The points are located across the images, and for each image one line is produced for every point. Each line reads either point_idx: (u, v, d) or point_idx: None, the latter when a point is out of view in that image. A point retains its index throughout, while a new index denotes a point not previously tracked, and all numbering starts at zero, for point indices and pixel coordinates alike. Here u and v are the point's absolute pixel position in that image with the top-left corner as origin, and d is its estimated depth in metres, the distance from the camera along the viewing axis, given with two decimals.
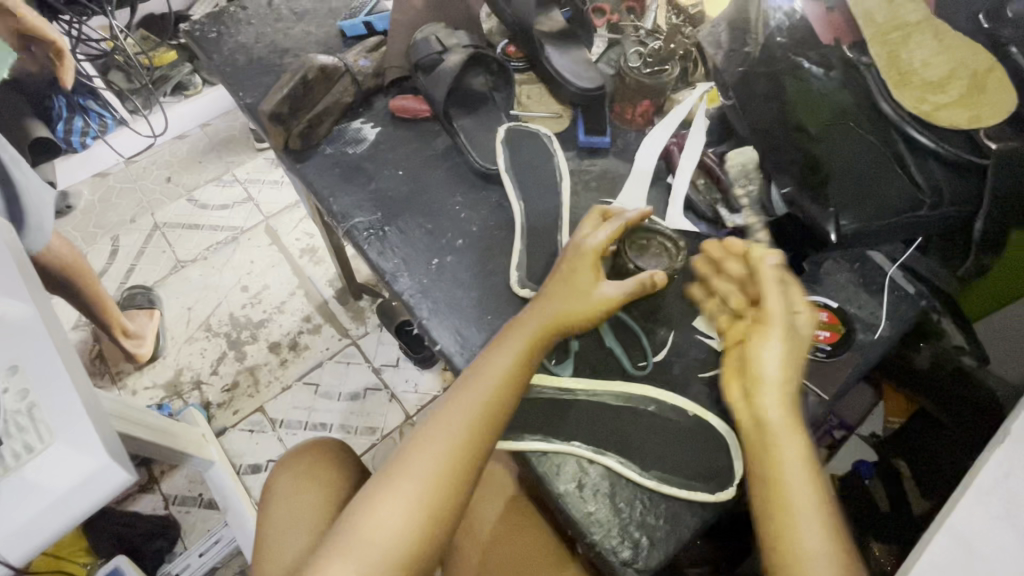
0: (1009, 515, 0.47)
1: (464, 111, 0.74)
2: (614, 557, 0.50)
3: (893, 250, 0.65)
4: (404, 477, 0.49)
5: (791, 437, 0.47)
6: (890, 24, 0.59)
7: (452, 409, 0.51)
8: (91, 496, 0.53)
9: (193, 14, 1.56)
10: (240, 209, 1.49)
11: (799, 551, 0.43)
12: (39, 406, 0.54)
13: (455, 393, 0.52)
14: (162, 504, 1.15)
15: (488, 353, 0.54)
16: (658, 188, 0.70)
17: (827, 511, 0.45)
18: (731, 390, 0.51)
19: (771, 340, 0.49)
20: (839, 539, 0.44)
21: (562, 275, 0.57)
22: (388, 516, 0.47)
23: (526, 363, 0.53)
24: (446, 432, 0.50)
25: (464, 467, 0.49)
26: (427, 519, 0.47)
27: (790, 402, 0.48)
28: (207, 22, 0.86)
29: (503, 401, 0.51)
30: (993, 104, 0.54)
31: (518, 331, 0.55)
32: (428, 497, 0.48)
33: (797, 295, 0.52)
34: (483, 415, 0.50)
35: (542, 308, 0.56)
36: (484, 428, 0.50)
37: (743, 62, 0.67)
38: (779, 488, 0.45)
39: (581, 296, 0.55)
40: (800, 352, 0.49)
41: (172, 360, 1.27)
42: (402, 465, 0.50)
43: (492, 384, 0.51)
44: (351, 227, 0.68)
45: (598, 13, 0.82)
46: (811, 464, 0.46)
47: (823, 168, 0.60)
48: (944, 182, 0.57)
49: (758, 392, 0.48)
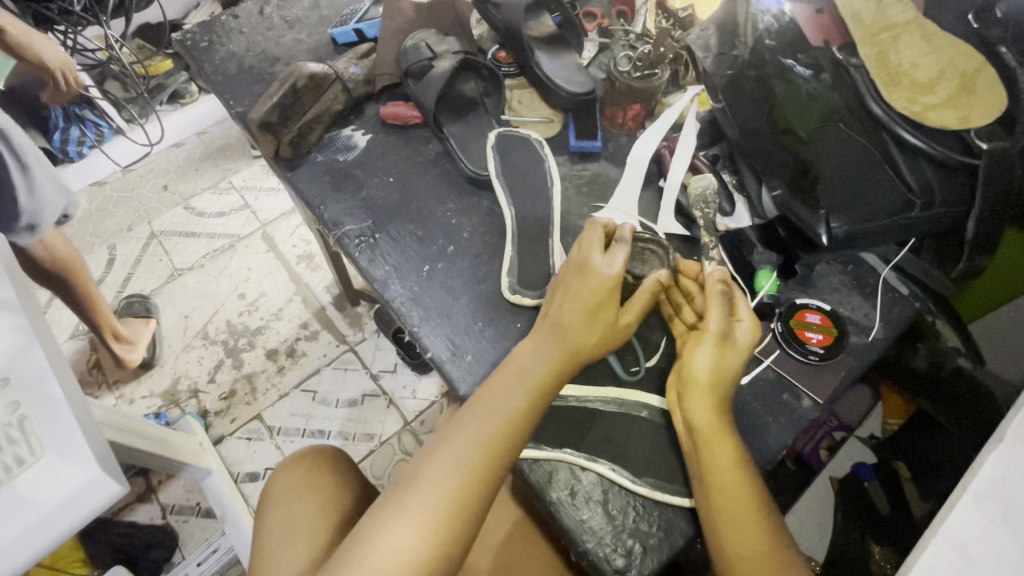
0: (1006, 519, 0.47)
1: (453, 117, 0.74)
2: (607, 564, 0.49)
3: (886, 251, 0.64)
4: (411, 508, 0.45)
5: (724, 439, 0.49)
6: (878, 25, 0.59)
7: (463, 436, 0.49)
8: (83, 509, 0.52)
9: (188, 23, 1.56)
10: (236, 216, 1.49)
11: (731, 545, 0.46)
12: (30, 419, 0.54)
13: (466, 420, 0.50)
14: (159, 513, 1.15)
15: (502, 380, 0.52)
16: (650, 191, 0.69)
17: (761, 507, 0.47)
18: (671, 394, 0.54)
19: (703, 348, 0.52)
20: (771, 534, 0.46)
21: (571, 295, 0.55)
22: (397, 544, 0.44)
23: (542, 394, 0.51)
24: (457, 461, 0.47)
25: (474, 500, 0.46)
26: (438, 552, 0.44)
27: (718, 406, 0.51)
28: (198, 31, 0.86)
29: (516, 433, 0.49)
30: (983, 105, 0.54)
31: (529, 358, 0.53)
32: (438, 529, 0.45)
33: (740, 306, 0.54)
34: (496, 446, 0.48)
35: (554, 332, 0.54)
36: (497, 460, 0.48)
37: (731, 66, 0.66)
38: (712, 488, 0.48)
39: (594, 319, 0.54)
40: (733, 361, 0.52)
41: (169, 369, 1.27)
42: (408, 494, 0.46)
43: (506, 413, 0.50)
44: (342, 235, 0.68)
45: (589, 17, 0.82)
46: (740, 462, 0.49)
47: (812, 170, 0.60)
48: (936, 182, 0.57)
49: (689, 395, 0.51)
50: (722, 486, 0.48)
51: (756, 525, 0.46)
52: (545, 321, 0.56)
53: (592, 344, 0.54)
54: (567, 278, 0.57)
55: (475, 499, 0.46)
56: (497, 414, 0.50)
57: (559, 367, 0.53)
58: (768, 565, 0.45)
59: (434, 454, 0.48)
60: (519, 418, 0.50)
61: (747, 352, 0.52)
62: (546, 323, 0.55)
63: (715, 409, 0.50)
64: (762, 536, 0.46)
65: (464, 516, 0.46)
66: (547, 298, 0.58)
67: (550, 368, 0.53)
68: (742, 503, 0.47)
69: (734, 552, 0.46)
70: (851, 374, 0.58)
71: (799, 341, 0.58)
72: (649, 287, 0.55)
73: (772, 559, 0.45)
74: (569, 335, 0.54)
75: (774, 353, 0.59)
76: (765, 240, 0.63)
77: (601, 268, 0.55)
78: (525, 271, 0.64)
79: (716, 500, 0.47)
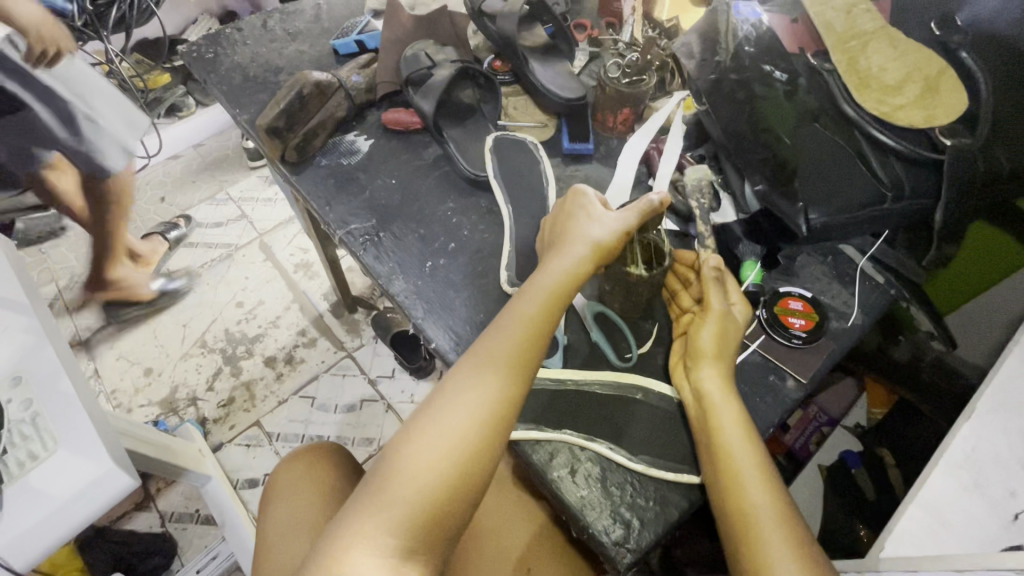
0: (977, 485, 0.51)
1: (453, 122, 0.77)
2: (606, 537, 0.51)
3: (863, 244, 0.68)
4: (429, 432, 0.47)
5: (730, 409, 0.53)
6: (848, 33, 0.64)
7: (476, 363, 0.51)
8: (95, 502, 0.52)
9: (188, 38, 1.60)
10: (234, 226, 1.51)
11: (746, 511, 0.49)
12: (43, 415, 0.55)
13: (477, 348, 0.52)
14: (158, 521, 1.15)
15: (514, 304, 0.54)
16: (639, 191, 0.73)
17: (765, 467, 0.51)
18: (677, 373, 0.58)
19: (706, 326, 0.57)
20: (775, 492, 0.50)
21: (568, 225, 0.59)
22: (415, 467, 0.46)
23: (549, 316, 0.54)
24: (471, 387, 0.49)
25: (492, 423, 0.48)
26: (454, 472, 0.46)
27: (727, 375, 0.55)
28: (203, 44, 0.89)
29: (527, 357, 0.51)
30: (946, 105, 0.60)
31: (534, 286, 0.55)
32: (453, 450, 0.47)
33: (731, 289, 0.60)
34: (509, 370, 0.50)
35: (556, 256, 0.57)
36: (513, 382, 0.50)
37: (714, 71, 0.70)
38: (719, 450, 0.51)
39: (590, 239, 0.57)
40: (735, 337, 0.57)
41: (168, 377, 1.27)
42: (425, 423, 0.48)
43: (516, 339, 0.52)
44: (347, 233, 0.71)
45: (581, 28, 0.87)
46: (745, 426, 0.53)
47: (790, 164, 0.63)
48: (905, 176, 0.61)
49: (698, 368, 0.56)
50: (725, 451, 0.51)
51: (760, 484, 0.50)
52: (546, 256, 0.59)
53: (594, 261, 0.56)
54: (565, 214, 0.61)
55: (493, 421, 0.48)
56: (507, 337, 0.52)
57: (565, 288, 0.55)
58: (781, 526, 0.48)
59: (449, 383, 0.51)
60: (529, 340, 0.52)
61: (740, 330, 0.58)
62: (549, 252, 0.59)
63: (725, 378, 0.55)
64: (766, 493, 0.49)
65: (480, 437, 0.48)
66: (546, 240, 0.62)
67: (556, 288, 0.55)
68: (746, 464, 0.50)
69: (739, 508, 0.49)
70: (833, 356, 0.61)
71: (782, 325, 0.62)
72: (642, 209, 0.58)
73: (776, 515, 0.48)
74: (570, 261, 0.56)
75: (759, 338, 0.63)
76: (750, 233, 0.67)
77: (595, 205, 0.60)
78: (523, 265, 0.66)
79: (722, 461, 0.51)
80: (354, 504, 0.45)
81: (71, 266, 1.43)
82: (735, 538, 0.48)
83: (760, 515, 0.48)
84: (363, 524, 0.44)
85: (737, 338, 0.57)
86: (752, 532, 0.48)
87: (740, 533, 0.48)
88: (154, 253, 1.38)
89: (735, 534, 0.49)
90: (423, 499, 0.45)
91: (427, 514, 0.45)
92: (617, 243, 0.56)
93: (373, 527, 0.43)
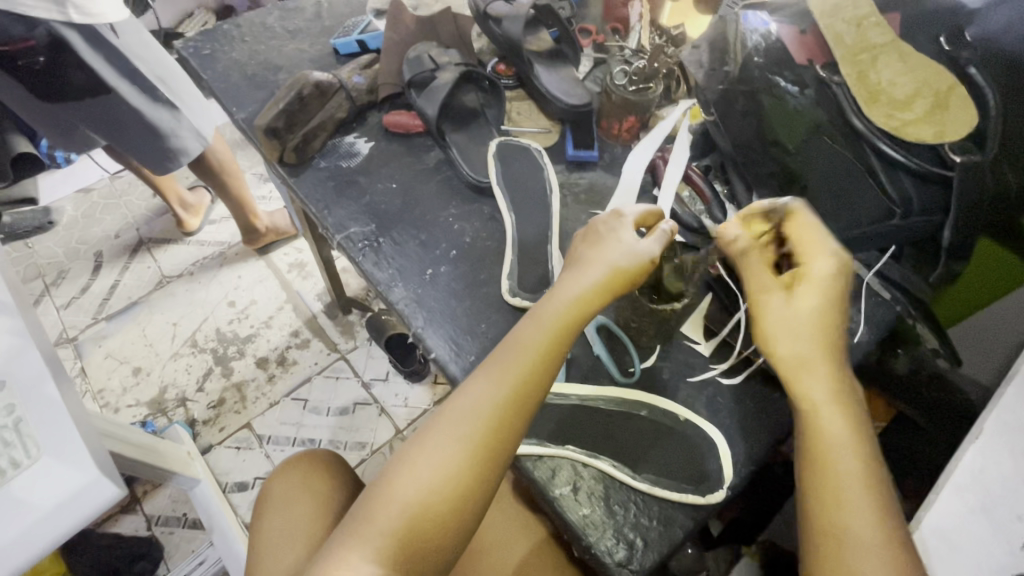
0: (984, 508, 0.51)
1: (455, 126, 0.76)
2: (609, 558, 0.51)
3: (869, 259, 0.69)
4: (423, 457, 0.46)
5: (850, 416, 0.48)
6: (858, 46, 0.62)
7: (475, 384, 0.50)
8: (79, 512, 0.50)
9: (184, 33, 1.57)
10: (225, 225, 1.49)
11: (844, 535, 0.44)
12: (27, 421, 0.52)
13: (482, 366, 0.51)
14: (144, 525, 1.12)
15: (522, 326, 0.53)
16: (644, 200, 0.73)
17: (874, 484, 0.45)
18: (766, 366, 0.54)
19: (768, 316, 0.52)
20: (887, 519, 0.44)
21: (587, 244, 0.58)
22: (405, 494, 0.45)
23: (562, 339, 0.51)
24: (470, 411, 0.48)
25: (488, 451, 0.47)
26: (445, 502, 0.45)
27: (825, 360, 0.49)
28: (200, 40, 0.87)
29: (533, 381, 0.49)
30: (957, 121, 0.58)
31: (546, 307, 0.53)
32: (447, 478, 0.46)
33: (816, 254, 0.52)
34: (510, 397, 0.48)
35: (574, 275, 0.55)
36: (511, 404, 0.48)
37: (722, 82, 0.71)
38: (822, 459, 0.46)
39: (612, 259, 0.54)
40: (803, 302, 0.51)
41: (157, 377, 1.25)
42: (418, 448, 0.47)
43: (519, 365, 0.49)
44: (347, 238, 0.69)
45: (585, 34, 0.88)
46: (864, 445, 0.47)
47: (800, 181, 0.67)
48: (913, 193, 0.62)
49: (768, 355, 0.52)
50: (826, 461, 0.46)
51: (864, 502, 0.45)
52: (563, 272, 0.57)
53: (612, 285, 0.53)
54: (597, 225, 0.59)
55: (493, 445, 0.47)
56: (512, 360, 0.50)
57: (580, 310, 0.52)
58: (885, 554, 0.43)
59: (449, 405, 0.49)
60: (535, 365, 0.50)
61: (821, 300, 0.50)
62: (570, 267, 0.57)
63: (826, 366, 0.49)
64: (872, 507, 0.44)
65: (476, 465, 0.46)
66: (571, 254, 0.59)
67: (569, 311, 0.52)
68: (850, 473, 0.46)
69: (834, 527, 0.44)
70: None
71: None
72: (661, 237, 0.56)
73: (881, 542, 0.43)
74: (588, 279, 0.54)
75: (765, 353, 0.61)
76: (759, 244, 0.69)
77: (620, 223, 0.57)
78: (525, 273, 0.65)
79: (826, 470, 0.46)
80: (343, 532, 0.45)
81: (59, 262, 1.40)
82: (817, 553, 0.45)
83: (863, 545, 0.43)
84: (348, 552, 0.43)
85: (807, 305, 0.50)
86: (844, 551, 0.43)
87: (830, 559, 0.44)
88: (200, 204, 1.46)
89: (821, 546, 0.45)
90: (411, 527, 0.44)
91: (410, 546, 0.44)
92: (640, 269, 0.53)
93: (358, 558, 0.42)
